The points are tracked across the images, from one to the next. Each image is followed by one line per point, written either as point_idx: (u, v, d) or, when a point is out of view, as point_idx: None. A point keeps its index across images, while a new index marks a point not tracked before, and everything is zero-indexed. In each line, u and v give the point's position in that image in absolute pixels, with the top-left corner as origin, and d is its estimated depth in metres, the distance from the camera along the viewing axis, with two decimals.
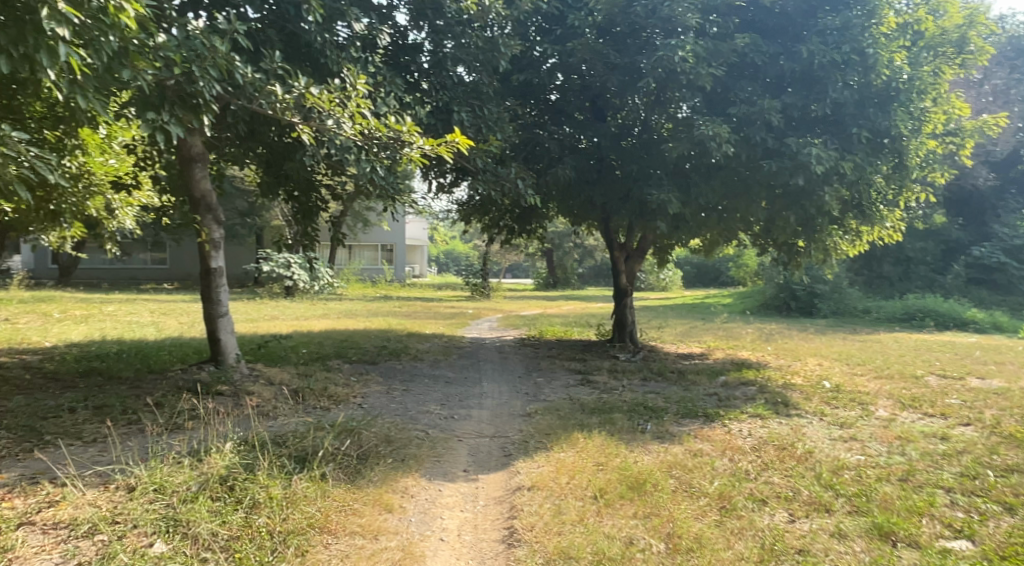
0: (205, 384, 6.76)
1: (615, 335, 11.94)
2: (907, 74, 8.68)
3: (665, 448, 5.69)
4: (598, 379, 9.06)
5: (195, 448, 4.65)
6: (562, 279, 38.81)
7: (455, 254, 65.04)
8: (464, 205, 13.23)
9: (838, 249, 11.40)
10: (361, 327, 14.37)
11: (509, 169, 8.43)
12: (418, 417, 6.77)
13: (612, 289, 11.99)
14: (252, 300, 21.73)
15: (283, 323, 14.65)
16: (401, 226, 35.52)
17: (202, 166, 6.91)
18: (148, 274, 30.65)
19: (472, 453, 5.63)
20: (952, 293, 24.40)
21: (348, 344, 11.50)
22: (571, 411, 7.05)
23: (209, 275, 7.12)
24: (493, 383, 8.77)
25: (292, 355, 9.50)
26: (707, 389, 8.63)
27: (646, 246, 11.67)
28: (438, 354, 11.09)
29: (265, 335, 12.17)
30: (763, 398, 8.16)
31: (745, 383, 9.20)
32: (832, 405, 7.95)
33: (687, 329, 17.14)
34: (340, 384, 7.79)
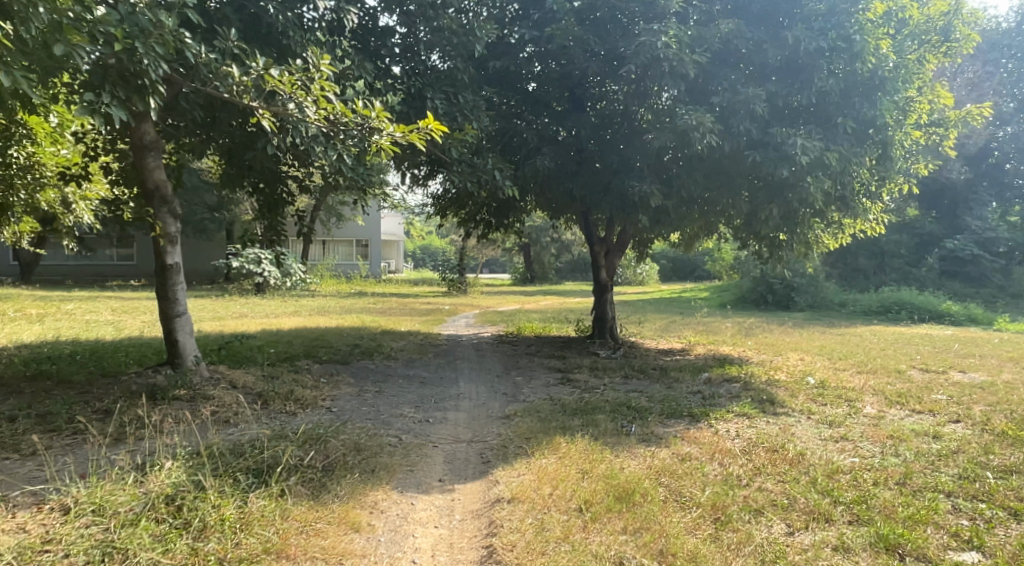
0: (161, 389, 6.35)
1: (595, 331, 11.68)
2: (892, 62, 8.46)
3: (651, 451, 5.39)
4: (579, 377, 8.77)
5: (142, 462, 4.26)
6: (540, 274, 38.52)
7: (432, 249, 64.45)
8: (439, 199, 12.87)
9: (820, 241, 11.21)
10: (333, 325, 13.93)
11: (485, 160, 8.10)
12: (391, 421, 6.41)
13: (591, 284, 11.72)
14: (221, 297, 21.12)
15: (252, 322, 14.17)
16: (376, 220, 35.00)
17: (156, 155, 6.48)
18: (115, 270, 29.80)
19: (449, 460, 5.29)
20: (927, 285, 24.49)
21: (319, 342, 11.07)
22: (552, 413, 6.73)
23: (165, 272, 6.71)
24: (470, 383, 8.42)
25: (258, 356, 9.07)
26: (691, 387, 8.38)
27: (627, 240, 11.40)
28: (413, 353, 10.71)
29: (232, 334, 11.69)
30: (749, 396, 7.92)
31: (729, 379, 8.97)
32: (819, 402, 7.72)
33: (667, 323, 16.94)
34: (308, 387, 7.40)
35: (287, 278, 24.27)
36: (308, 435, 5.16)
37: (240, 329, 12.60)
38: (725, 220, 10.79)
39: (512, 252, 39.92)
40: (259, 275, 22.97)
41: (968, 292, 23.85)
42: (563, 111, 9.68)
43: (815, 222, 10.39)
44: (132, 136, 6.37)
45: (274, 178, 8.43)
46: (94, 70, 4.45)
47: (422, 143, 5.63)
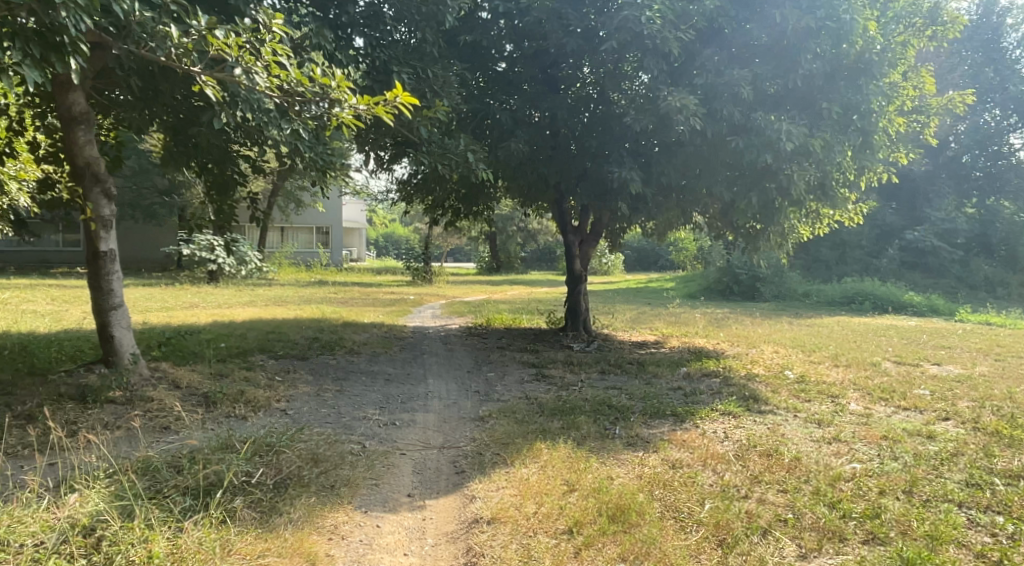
0: (93, 390, 5.70)
1: (568, 324, 11.27)
2: (879, 45, 8.17)
3: (640, 458, 4.97)
4: (554, 373, 8.31)
5: (64, 481, 3.68)
6: (505, 264, 37.98)
7: (394, 237, 63.35)
8: (404, 185, 12.29)
9: (796, 231, 10.94)
10: (292, 316, 13.23)
11: (456, 141, 7.57)
12: (354, 425, 5.88)
13: (565, 275, 11.31)
14: (172, 286, 20.15)
15: (205, 313, 13.39)
16: (337, 207, 34.11)
17: (87, 128, 5.81)
18: (60, 257, 28.41)
19: (418, 470, 4.78)
20: (888, 276, 24.64)
21: (275, 336, 10.41)
22: (528, 414, 6.26)
23: (98, 260, 6.04)
24: (438, 380, 7.89)
25: (208, 351, 8.40)
26: (670, 383, 8.00)
27: (601, 229, 10.99)
28: (376, 346, 10.13)
29: (181, 327, 10.94)
30: (731, 393, 7.56)
31: (708, 374, 8.61)
32: (804, 399, 7.39)
33: (635, 315, 16.63)
34: (262, 386, 6.79)
35: (243, 266, 23.30)
36: (259, 445, 4.61)
37: (191, 321, 11.83)
38: (702, 209, 10.45)
39: (477, 240, 39.32)
40: (213, 263, 21.99)
41: (929, 283, 24.07)
42: (536, 93, 9.21)
43: (793, 212, 10.10)
44: (58, 107, 5.70)
45: (224, 158, 7.78)
46: (5, 24, 3.82)
47: (389, 118, 5.07)
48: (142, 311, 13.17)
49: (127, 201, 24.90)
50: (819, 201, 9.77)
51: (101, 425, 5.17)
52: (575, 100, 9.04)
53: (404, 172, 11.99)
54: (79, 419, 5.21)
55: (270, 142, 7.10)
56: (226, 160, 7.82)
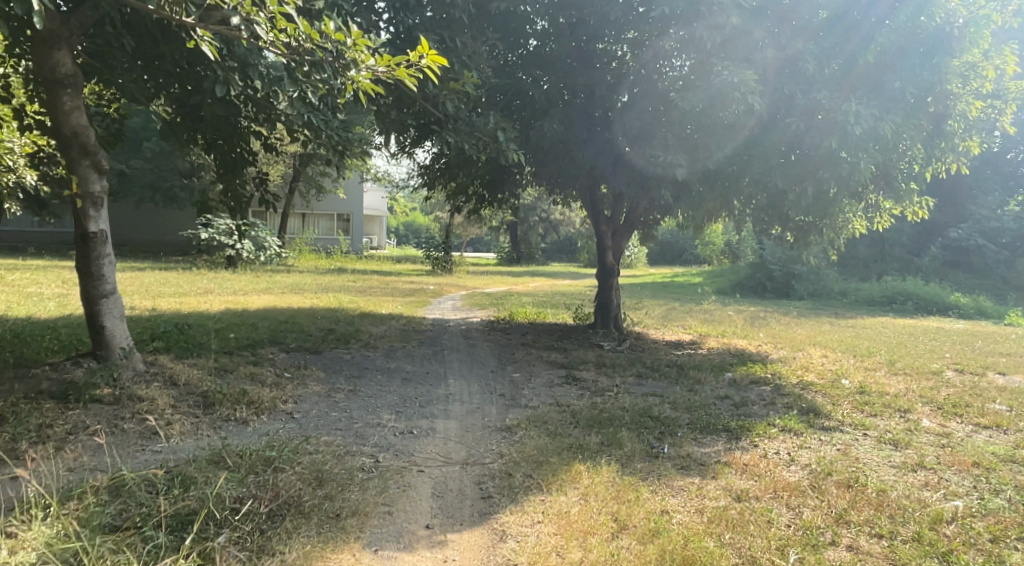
0: (77, 388, 5.09)
1: (599, 320, 10.53)
2: (962, 18, 7.32)
3: (697, 485, 4.27)
4: (586, 376, 7.60)
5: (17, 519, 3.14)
6: (527, 255, 37.14)
7: (415, 227, 62.83)
8: (427, 169, 11.60)
9: (849, 226, 10.08)
10: (306, 305, 12.61)
11: (486, 119, 6.85)
12: (366, 433, 5.23)
13: (595, 268, 10.57)
14: (187, 270, 19.60)
15: (216, 300, 12.81)
16: (359, 194, 33.60)
17: (74, 94, 5.20)
18: None
19: (439, 493, 4.08)
20: (930, 276, 23.52)
21: (288, 326, 9.79)
22: (562, 425, 5.56)
23: (88, 242, 5.42)
24: (460, 382, 7.20)
25: (214, 343, 7.79)
26: (716, 390, 7.25)
27: (636, 219, 10.23)
28: (394, 340, 9.45)
29: (189, 314, 10.34)
30: (786, 405, 6.78)
31: (756, 381, 7.83)
32: (869, 414, 6.60)
33: (666, 311, 15.83)
34: (266, 385, 6.14)
35: (261, 252, 22.81)
36: (251, 463, 3.96)
37: (200, 308, 11.24)
38: (748, 200, 9.66)
39: (498, 230, 38.56)
40: (230, 248, 21.48)
41: (973, 285, 22.92)
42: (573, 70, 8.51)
43: (849, 205, 9.28)
44: (41, 69, 5.08)
45: (231, 134, 7.12)
46: None
47: (413, 82, 4.34)
48: (151, 297, 12.62)
49: (146, 182, 24.50)
50: (879, 193, 8.90)
51: (82, 429, 4.57)
52: (615, 78, 8.31)
53: (427, 156, 11.30)
54: (56, 422, 4.60)
55: (283, 117, 6.46)
56: (234, 137, 7.16)
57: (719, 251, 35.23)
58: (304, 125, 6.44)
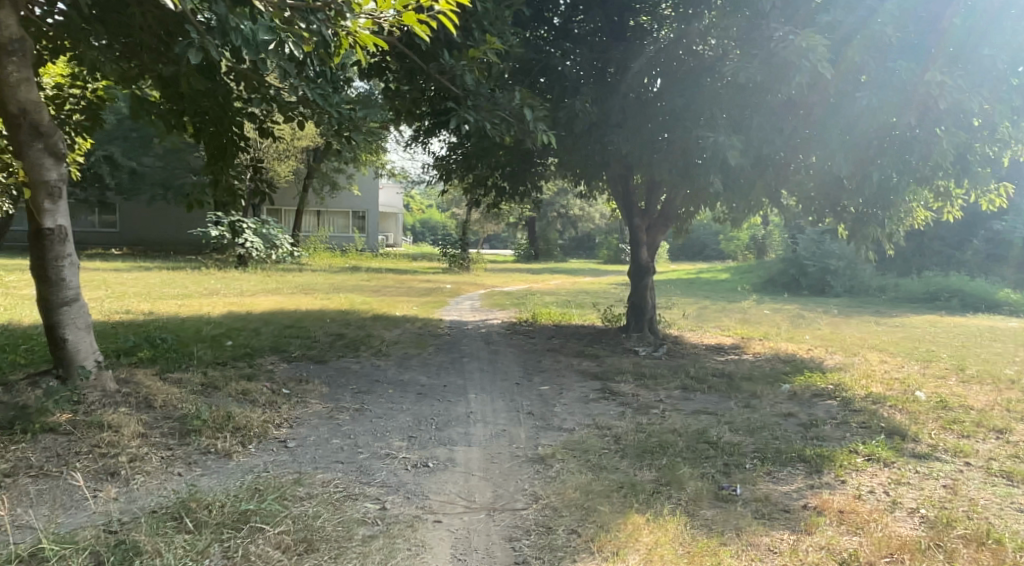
0: (26, 415, 4.27)
1: (632, 323, 9.59)
2: None
3: (789, 544, 3.36)
4: (625, 389, 6.67)
5: None
6: (545, 251, 36.08)
7: (431, 223, 62.17)
8: (442, 160, 10.71)
9: (909, 215, 9.07)
10: (315, 307, 11.78)
11: (510, 95, 5.97)
12: (372, 466, 4.36)
13: (629, 265, 9.62)
14: (196, 270, 18.85)
15: (219, 302, 12.00)
16: (374, 190, 32.85)
17: (22, 65, 4.36)
18: (95, 238, 29.07)
19: (461, 555, 3.21)
20: (973, 271, 22.21)
21: (292, 332, 8.94)
22: (605, 455, 4.66)
23: (43, 242, 4.60)
24: (482, 398, 6.30)
25: (206, 354, 6.95)
26: (775, 406, 6.30)
27: (674, 211, 9.29)
28: (409, 347, 8.57)
29: (187, 318, 9.53)
30: (862, 425, 5.81)
31: (820, 394, 6.87)
32: (961, 436, 5.62)
33: (699, 310, 14.84)
34: (258, 406, 5.27)
35: (273, 250, 22.07)
36: (219, 525, 3.15)
37: (200, 312, 10.45)
38: (797, 189, 8.70)
39: (515, 226, 37.65)
40: (239, 246, 20.70)
41: (1019, 279, 21.62)
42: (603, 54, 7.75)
43: (913, 192, 8.31)
44: None
45: (221, 117, 6.30)
46: None
47: (424, 31, 3.50)
48: (150, 299, 11.85)
49: (156, 180, 23.90)
50: (952, 180, 7.94)
51: (23, 471, 3.74)
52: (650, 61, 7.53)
53: (442, 146, 10.42)
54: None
55: (277, 96, 5.64)
56: (224, 121, 6.34)
57: (744, 246, 34.04)
58: (302, 105, 5.60)
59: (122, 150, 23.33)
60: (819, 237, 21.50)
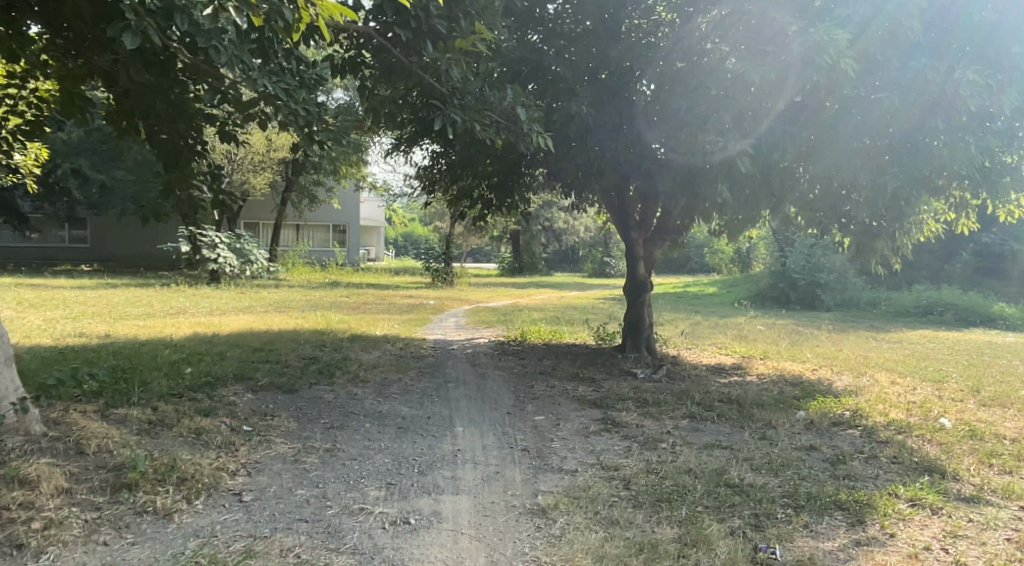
0: None
1: (628, 343, 8.99)
2: None
3: None
4: (627, 419, 6.04)
5: None
6: (528, 265, 35.46)
7: (413, 237, 61.48)
8: (426, 171, 10.10)
9: (920, 228, 8.61)
10: (289, 327, 11.04)
11: (501, 93, 5.41)
12: (343, 525, 3.69)
13: (624, 281, 9.04)
14: (166, 287, 17.99)
15: (186, 322, 11.22)
16: (354, 203, 32.14)
17: None
18: (64, 254, 28.02)
19: None
20: (962, 284, 21.90)
21: (261, 356, 8.22)
22: (616, 505, 4.03)
23: None
24: (469, 432, 5.63)
25: (161, 384, 6.22)
26: (794, 437, 5.71)
27: (672, 223, 8.76)
28: (388, 372, 7.88)
29: (147, 342, 8.76)
30: (893, 460, 5.23)
31: (840, 422, 6.29)
32: (1004, 472, 5.05)
33: (692, 326, 14.28)
34: (212, 449, 4.56)
35: (248, 265, 21.24)
36: None
37: (163, 334, 9.69)
38: (804, 201, 8.24)
39: (499, 239, 37.03)
40: (213, 261, 19.88)
41: (1009, 292, 21.37)
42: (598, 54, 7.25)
43: (926, 203, 7.87)
44: None
45: (180, 117, 5.68)
46: None
47: None
48: (111, 319, 11.06)
49: (127, 194, 23.05)
50: (967, 190, 7.51)
51: None
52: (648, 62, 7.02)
53: (425, 155, 9.81)
54: None
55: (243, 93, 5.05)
56: (182, 122, 5.72)
57: (730, 259, 33.71)
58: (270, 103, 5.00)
59: (91, 163, 22.45)
60: (809, 251, 21.09)
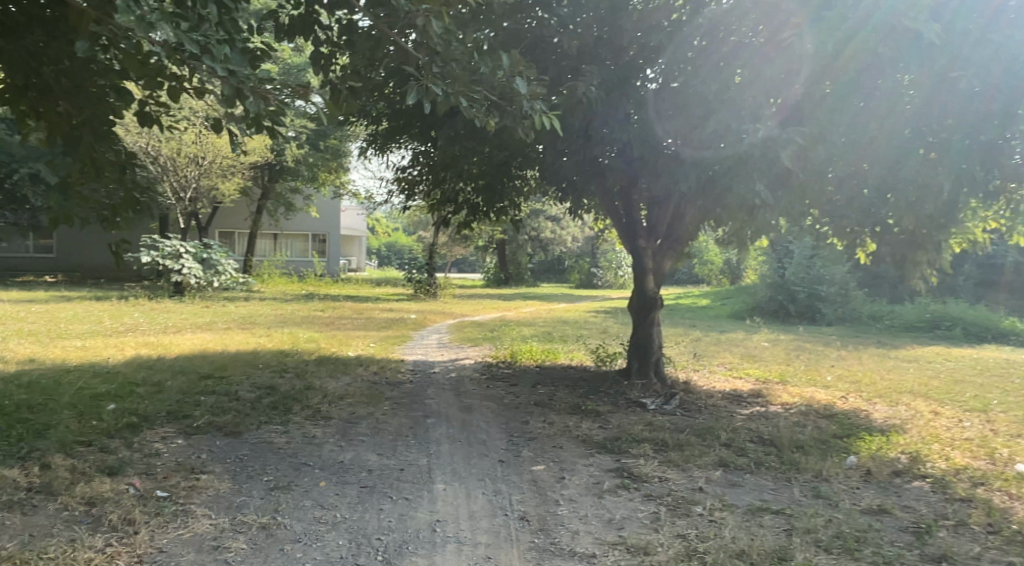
0: None
1: (634, 367, 7.88)
2: None
3: None
4: (646, 470, 4.90)
5: None
6: (514, 276, 34.41)
7: (397, 247, 60.27)
8: (404, 173, 8.96)
9: (963, 238, 7.55)
10: (248, 347, 9.81)
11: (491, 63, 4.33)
12: None
13: (631, 296, 7.92)
14: (124, 300, 16.67)
15: (132, 343, 9.94)
16: (334, 212, 30.88)
17: None
18: (28, 264, 26.54)
19: None
20: (964, 297, 20.99)
21: (209, 386, 7.00)
22: None
23: None
24: (452, 490, 4.48)
25: (66, 430, 5.00)
26: (856, 497, 4.60)
27: (688, 231, 7.67)
28: (357, 405, 6.70)
29: (74, 368, 7.50)
30: (991, 530, 4.13)
31: (902, 473, 5.18)
32: None
33: (696, 343, 13.20)
34: (98, 533, 3.38)
35: (216, 276, 19.88)
36: None
37: (98, 356, 8.44)
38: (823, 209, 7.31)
39: (483, 248, 35.86)
40: (177, 272, 18.52)
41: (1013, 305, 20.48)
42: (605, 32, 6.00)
43: (973, 210, 6.88)
44: None
45: (78, 89, 4.55)
46: None
47: None
48: (46, 339, 9.78)
49: None
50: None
51: None
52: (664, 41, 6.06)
53: (405, 154, 8.69)
54: None
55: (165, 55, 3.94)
56: (82, 95, 4.59)
57: (718, 270, 32.84)
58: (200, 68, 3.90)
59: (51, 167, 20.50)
60: (808, 261, 20.13)
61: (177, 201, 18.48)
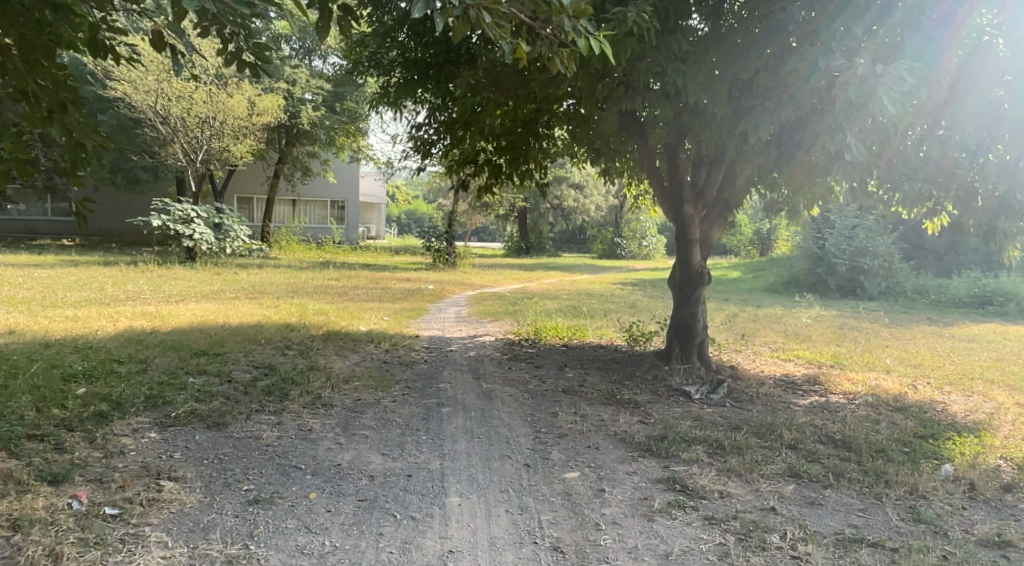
0: None
1: (675, 350, 6.98)
2: None
3: None
4: (703, 482, 4.05)
5: None
6: (536, 245, 33.51)
7: (417, 215, 59.46)
8: (418, 131, 8.07)
9: None
10: (251, 320, 9.05)
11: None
12: None
13: (675, 269, 6.97)
14: (132, 266, 15.99)
15: (129, 313, 9.25)
16: (352, 177, 30.06)
17: None
18: (46, 227, 26.17)
19: None
20: None
21: (199, 365, 6.25)
22: None
23: None
24: (471, 506, 3.67)
25: (17, 422, 4.26)
26: (967, 522, 3.72)
27: (741, 196, 6.70)
28: (363, 389, 5.92)
29: (55, 342, 6.79)
30: None
31: (1012, 488, 4.28)
32: None
33: (734, 319, 12.25)
34: None
35: (228, 242, 19.17)
36: None
37: (86, 328, 7.73)
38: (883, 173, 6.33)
39: (504, 216, 34.89)
40: (188, 238, 17.82)
41: None
42: None
43: None
44: None
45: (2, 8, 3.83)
46: None
47: None
48: (38, 308, 9.10)
49: None
50: None
51: None
52: None
53: (419, 109, 7.80)
54: None
55: None
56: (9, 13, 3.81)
57: (748, 241, 31.60)
58: None
59: None
60: (849, 232, 18.95)
61: (188, 164, 17.76)
